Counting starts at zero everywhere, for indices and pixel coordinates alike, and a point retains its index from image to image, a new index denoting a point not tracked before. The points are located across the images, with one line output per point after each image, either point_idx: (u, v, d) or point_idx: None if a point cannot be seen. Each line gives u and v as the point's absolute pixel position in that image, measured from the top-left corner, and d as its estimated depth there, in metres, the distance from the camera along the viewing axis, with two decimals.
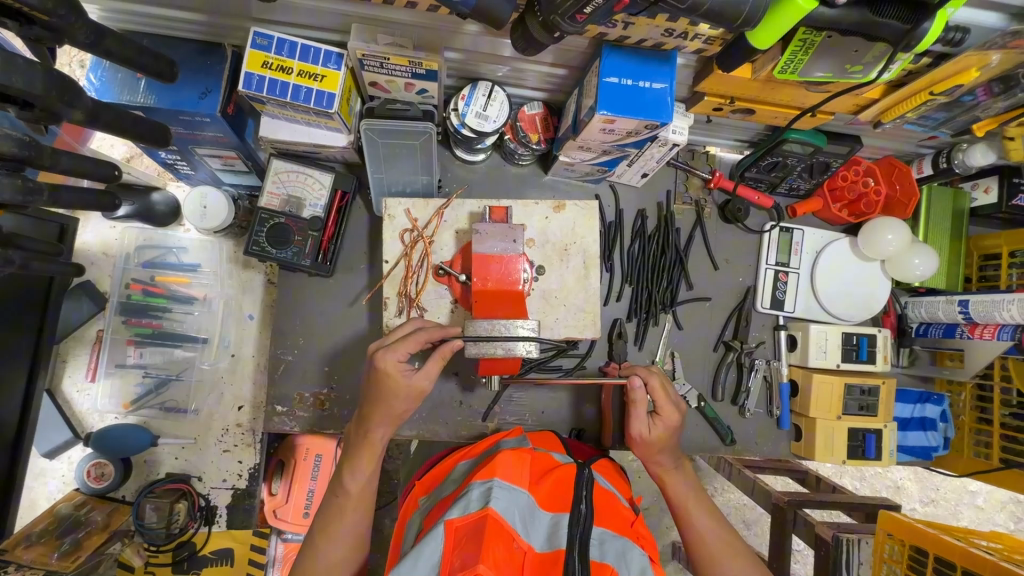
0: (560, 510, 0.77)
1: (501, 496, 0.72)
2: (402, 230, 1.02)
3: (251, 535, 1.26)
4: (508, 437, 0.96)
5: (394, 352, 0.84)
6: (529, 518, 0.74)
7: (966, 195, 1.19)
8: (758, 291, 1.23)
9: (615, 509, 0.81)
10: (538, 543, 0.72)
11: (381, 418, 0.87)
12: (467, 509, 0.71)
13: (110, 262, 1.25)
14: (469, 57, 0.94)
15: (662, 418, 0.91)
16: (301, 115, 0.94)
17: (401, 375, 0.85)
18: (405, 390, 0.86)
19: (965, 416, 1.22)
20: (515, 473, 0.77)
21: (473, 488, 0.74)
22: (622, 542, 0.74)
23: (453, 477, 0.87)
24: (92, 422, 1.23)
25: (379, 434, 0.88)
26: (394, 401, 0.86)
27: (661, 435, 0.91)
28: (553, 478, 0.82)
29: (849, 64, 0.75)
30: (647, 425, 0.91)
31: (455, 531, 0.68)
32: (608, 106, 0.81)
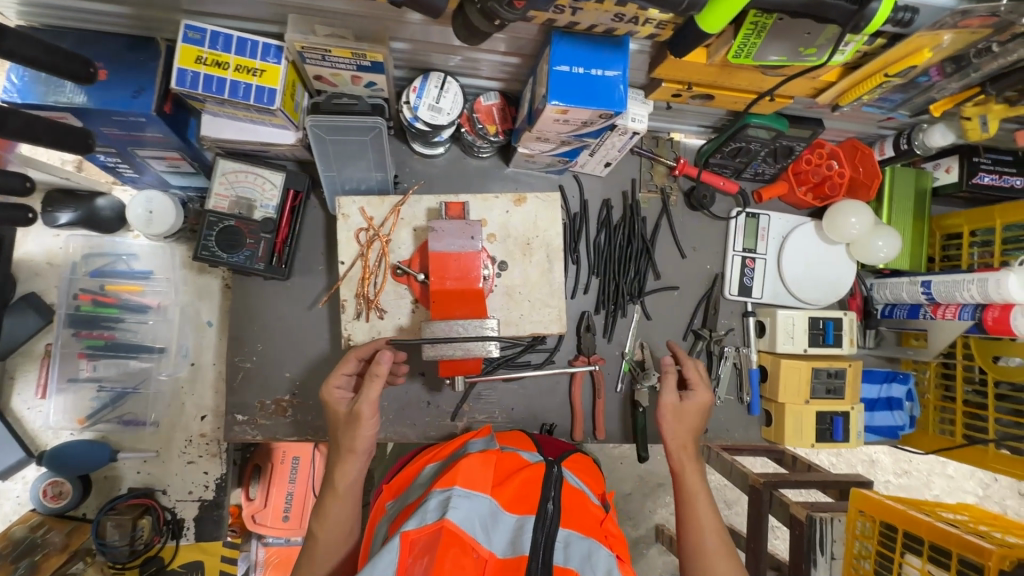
0: (526, 512, 0.75)
1: (460, 505, 0.70)
2: (357, 230, 0.98)
3: (222, 547, 1.23)
4: (476, 437, 0.93)
5: (338, 385, 0.89)
6: (491, 523, 0.72)
7: (928, 175, 1.20)
8: (726, 278, 1.22)
9: (585, 508, 0.80)
10: (501, 548, 0.71)
11: (346, 450, 0.84)
12: (424, 519, 0.69)
13: (55, 273, 1.20)
14: (418, 47, 0.90)
15: (692, 406, 0.98)
16: (243, 112, 0.89)
17: (340, 403, 0.88)
18: (347, 416, 0.85)
19: (930, 394, 1.23)
20: (478, 477, 0.75)
21: (431, 497, 0.72)
22: (588, 544, 0.72)
23: (419, 482, 0.85)
24: (46, 439, 1.18)
25: (356, 469, 0.84)
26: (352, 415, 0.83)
27: (694, 423, 0.97)
28: (520, 479, 0.79)
29: (803, 47, 0.74)
30: (677, 404, 0.99)
31: (411, 543, 0.67)
32: (560, 95, 0.78)
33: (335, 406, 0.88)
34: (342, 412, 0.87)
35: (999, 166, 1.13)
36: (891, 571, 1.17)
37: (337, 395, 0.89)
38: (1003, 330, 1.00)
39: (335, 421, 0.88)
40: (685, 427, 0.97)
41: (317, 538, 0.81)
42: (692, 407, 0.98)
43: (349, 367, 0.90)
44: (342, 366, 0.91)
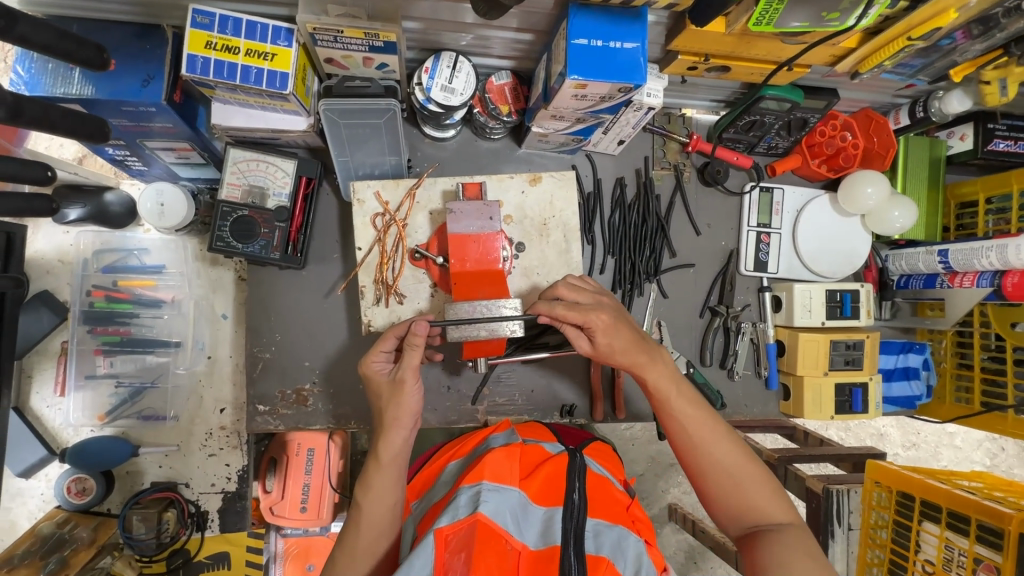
0: (553, 504, 0.77)
1: (490, 499, 0.72)
2: (374, 215, 0.98)
3: (246, 537, 1.25)
4: (496, 431, 0.94)
5: (377, 359, 0.87)
6: (521, 515, 0.74)
7: (942, 144, 1.19)
8: (741, 254, 1.22)
9: (611, 494, 0.82)
10: (532, 540, 0.73)
11: (390, 420, 0.83)
12: (456, 515, 0.71)
13: (67, 271, 1.19)
14: (429, 26, 0.89)
15: (608, 339, 0.84)
16: (254, 98, 0.88)
17: (381, 374, 0.87)
18: (390, 384, 0.84)
19: (946, 363, 1.24)
20: (505, 470, 0.77)
21: (461, 493, 0.73)
22: (617, 532, 0.75)
23: (444, 479, 0.86)
24: (67, 437, 1.18)
25: (401, 437, 0.83)
26: (399, 398, 0.83)
27: (625, 348, 0.84)
28: (545, 472, 0.81)
29: (825, 12, 0.73)
30: (597, 346, 0.85)
31: (445, 540, 0.68)
32: (579, 70, 0.77)
33: (376, 376, 0.87)
34: (384, 382, 0.85)
35: (1014, 132, 1.13)
36: (910, 539, 1.19)
37: (377, 368, 0.87)
38: (1022, 296, 1.00)
39: (378, 393, 0.86)
40: (626, 355, 0.85)
41: (362, 510, 0.81)
42: (613, 333, 0.84)
43: (387, 344, 0.87)
44: (380, 342, 0.87)
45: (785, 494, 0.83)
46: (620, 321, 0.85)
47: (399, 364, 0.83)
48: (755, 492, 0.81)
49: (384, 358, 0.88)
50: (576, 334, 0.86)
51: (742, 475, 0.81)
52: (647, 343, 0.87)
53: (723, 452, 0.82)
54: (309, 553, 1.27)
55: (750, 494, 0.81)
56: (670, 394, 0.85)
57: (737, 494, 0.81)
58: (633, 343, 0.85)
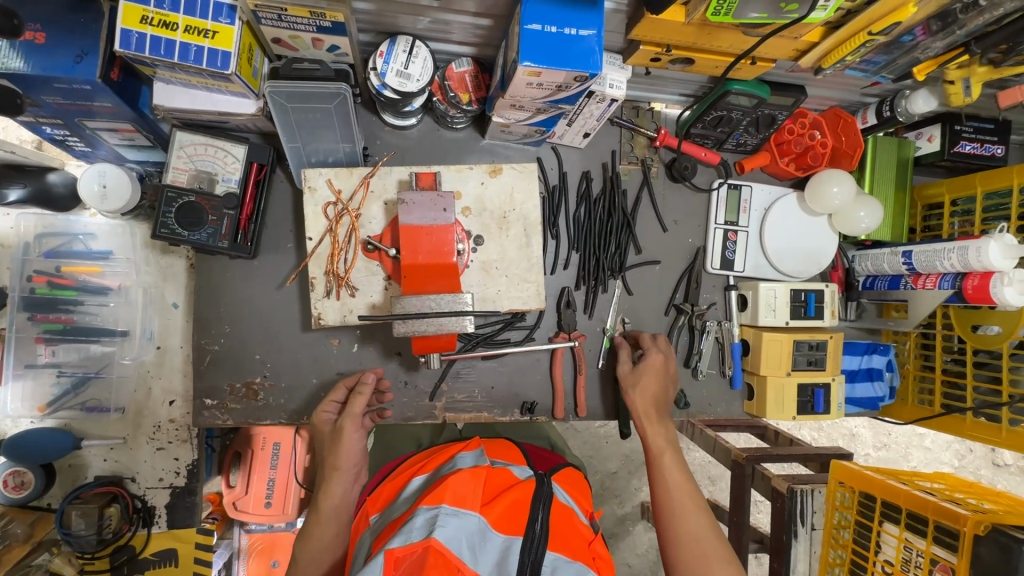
0: (513, 533, 0.76)
1: (448, 523, 0.72)
2: (326, 203, 0.94)
3: (196, 534, 1.18)
4: (466, 448, 0.92)
5: (326, 408, 0.96)
6: (478, 543, 0.73)
7: (910, 145, 1.18)
8: (707, 252, 1.20)
9: (575, 527, 0.82)
10: (487, 570, 0.72)
11: (331, 467, 0.89)
12: (409, 538, 0.71)
13: (8, 255, 1.13)
14: (383, 8, 0.85)
15: (642, 372, 1.03)
16: (196, 77, 0.84)
17: (326, 422, 0.95)
18: (331, 433, 0.93)
19: (910, 365, 1.23)
20: (467, 493, 0.78)
21: (418, 514, 0.74)
22: (575, 568, 0.75)
23: (405, 497, 0.84)
24: (5, 428, 1.14)
25: (342, 488, 0.89)
26: (340, 453, 0.90)
27: (646, 394, 1.01)
28: (510, 498, 0.80)
29: (783, 3, 0.71)
30: (632, 373, 1.04)
31: (395, 560, 0.69)
32: (532, 56, 0.74)
33: (320, 425, 0.95)
34: (326, 430, 0.94)
35: (981, 135, 1.13)
36: (870, 539, 1.19)
37: (326, 415, 0.95)
38: (982, 297, 1.00)
39: (321, 441, 0.95)
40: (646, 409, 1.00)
41: (299, 561, 0.85)
42: (643, 384, 1.02)
43: (338, 395, 0.97)
44: (332, 393, 0.97)
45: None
46: (660, 370, 1.03)
47: (342, 414, 0.93)
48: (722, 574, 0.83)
49: (331, 407, 0.96)
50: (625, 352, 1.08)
51: (712, 555, 0.84)
52: (662, 401, 1.02)
53: (702, 526, 0.87)
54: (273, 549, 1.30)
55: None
56: (663, 460, 0.94)
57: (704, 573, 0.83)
58: (658, 390, 1.02)
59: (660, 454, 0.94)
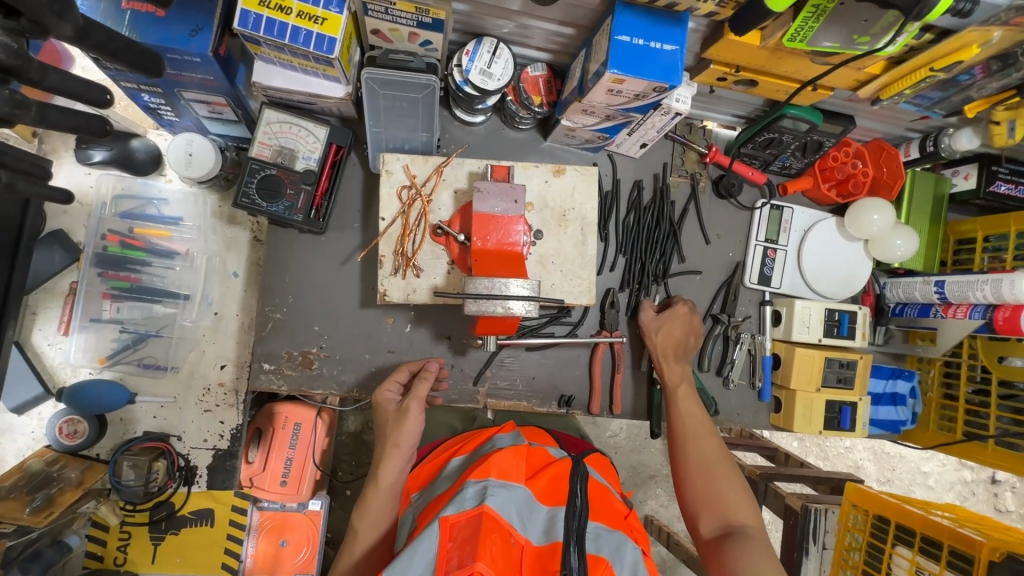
0: (557, 504, 0.81)
1: (498, 494, 0.75)
2: (400, 187, 1.00)
3: (232, 497, 1.22)
4: (502, 430, 0.94)
5: (389, 389, 1.00)
6: (526, 513, 0.78)
7: (947, 181, 1.24)
8: (746, 267, 1.26)
9: (610, 503, 0.85)
10: (535, 537, 0.77)
11: (391, 444, 0.92)
12: (462, 505, 0.74)
13: (84, 212, 1.19)
14: (476, 9, 0.92)
15: (668, 319, 1.11)
16: (299, 59, 0.90)
17: (389, 403, 0.99)
18: (396, 413, 0.96)
19: (933, 393, 1.28)
20: (512, 468, 0.80)
21: (467, 487, 0.77)
22: (617, 537, 0.79)
23: (446, 474, 0.86)
24: (64, 377, 1.17)
25: (397, 471, 0.91)
26: (392, 429, 0.94)
27: (667, 335, 1.11)
28: (550, 474, 0.84)
29: (857, 35, 0.76)
30: (656, 319, 1.12)
31: (451, 527, 0.72)
32: (619, 64, 0.80)
33: (385, 405, 0.98)
34: (390, 411, 0.97)
35: (1015, 177, 1.19)
36: (881, 561, 1.21)
37: (388, 397, 0.99)
38: (1012, 329, 1.05)
39: (383, 420, 0.98)
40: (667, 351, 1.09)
41: (357, 531, 0.88)
42: (666, 328, 1.11)
43: (401, 377, 1.02)
44: (395, 375, 1.02)
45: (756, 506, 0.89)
46: (684, 322, 1.12)
47: (407, 396, 0.96)
48: (732, 488, 0.89)
49: (395, 389, 1.00)
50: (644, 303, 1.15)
51: (723, 472, 0.91)
52: (683, 347, 1.11)
53: (714, 448, 0.94)
54: (283, 528, 1.26)
55: (725, 489, 0.89)
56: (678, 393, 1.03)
57: (715, 487, 0.90)
58: (681, 339, 1.11)
59: (676, 387, 1.04)
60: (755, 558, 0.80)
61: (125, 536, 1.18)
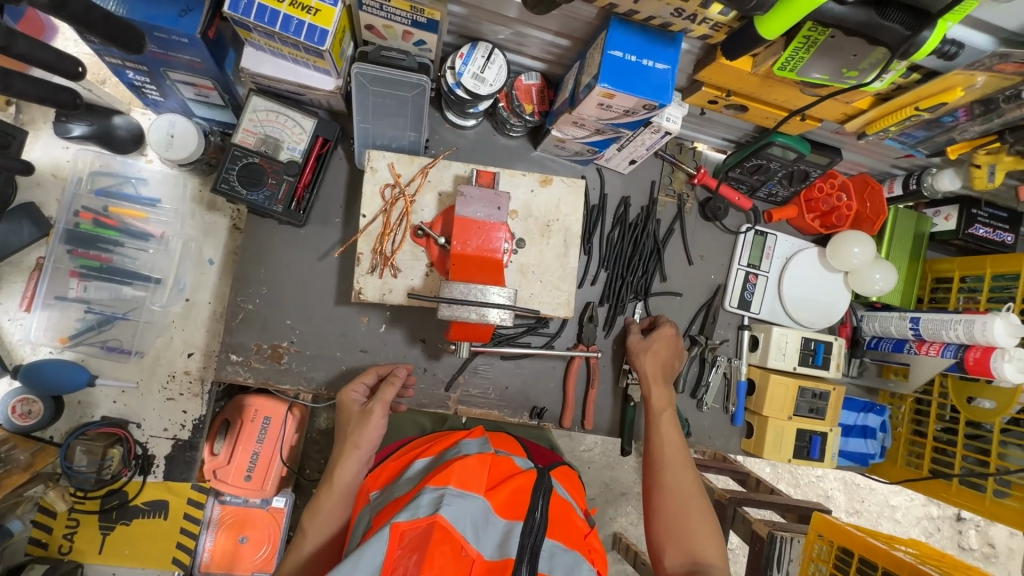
0: (515, 518, 0.79)
1: (454, 503, 0.74)
2: (384, 185, 0.98)
3: (190, 489, 1.19)
4: (469, 436, 0.92)
5: (355, 389, 0.98)
6: (481, 525, 0.76)
7: (928, 220, 1.26)
8: (727, 290, 1.26)
9: (571, 520, 0.83)
10: (488, 551, 0.74)
11: (352, 444, 0.90)
12: (416, 513, 0.72)
13: (59, 186, 1.15)
14: (473, 14, 0.91)
15: (657, 341, 1.09)
16: (289, 48, 0.88)
17: (354, 403, 0.96)
18: (360, 413, 0.93)
19: (903, 428, 1.29)
20: (472, 477, 0.79)
21: (423, 493, 0.75)
22: (572, 557, 0.77)
23: (408, 476, 0.84)
24: (23, 354, 1.13)
25: (351, 477, 0.89)
26: (353, 428, 0.92)
27: (656, 358, 1.07)
28: (512, 485, 0.82)
29: (845, 69, 0.77)
30: (644, 341, 1.10)
31: (401, 534, 0.70)
32: (610, 79, 0.80)
33: (348, 406, 0.96)
34: (354, 411, 0.94)
35: (993, 221, 1.21)
36: None
37: (353, 397, 0.97)
38: (982, 370, 1.06)
39: (346, 420, 0.95)
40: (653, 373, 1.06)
41: (306, 532, 0.85)
42: (652, 350, 1.08)
43: (367, 379, 1.00)
44: (361, 377, 1.00)
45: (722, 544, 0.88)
46: (671, 344, 1.10)
47: (372, 397, 0.94)
48: (703, 524, 0.88)
49: (361, 390, 0.98)
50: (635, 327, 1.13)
51: (695, 507, 0.90)
52: (670, 369, 1.08)
53: (688, 480, 0.93)
54: (245, 524, 1.23)
55: (695, 525, 0.88)
56: (659, 418, 1.00)
57: (685, 522, 0.88)
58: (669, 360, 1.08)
59: (660, 412, 1.01)
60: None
61: (73, 523, 1.13)
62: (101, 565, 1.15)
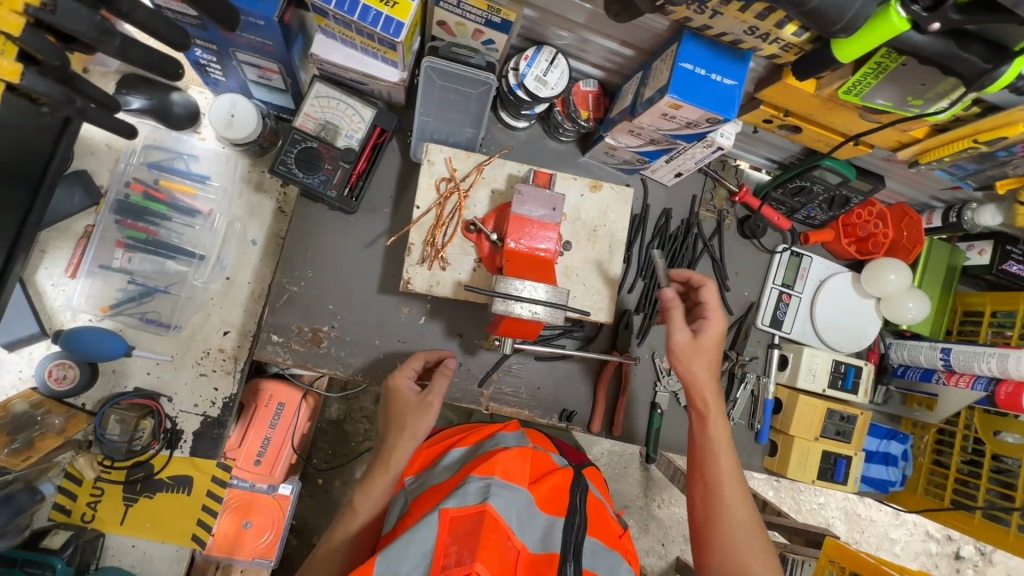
0: (556, 514, 0.79)
1: (501, 494, 0.74)
2: (439, 178, 1.00)
3: (215, 467, 1.19)
4: (506, 430, 0.93)
5: (406, 375, 0.97)
6: (526, 518, 0.77)
7: (961, 254, 1.28)
8: (760, 308, 1.27)
9: (606, 520, 0.84)
10: (532, 543, 0.75)
11: (408, 433, 0.90)
12: (464, 500, 0.73)
13: (112, 157, 1.17)
14: (543, 17, 0.93)
15: (706, 338, 0.96)
16: (362, 37, 0.90)
17: (408, 392, 0.94)
18: (418, 404, 0.92)
19: (924, 458, 1.30)
20: (516, 469, 0.79)
21: (470, 481, 0.75)
22: (613, 557, 0.78)
23: (444, 465, 0.87)
24: (63, 320, 1.13)
25: (398, 461, 0.89)
26: (408, 417, 0.91)
27: (706, 367, 0.97)
28: (551, 482, 0.83)
29: (911, 97, 0.79)
30: (693, 342, 0.96)
31: (451, 522, 0.71)
32: (679, 90, 0.82)
33: (403, 394, 0.94)
34: (412, 401, 0.93)
35: None
36: None
37: (403, 383, 0.95)
38: (1013, 405, 1.07)
39: (399, 407, 0.93)
40: (704, 384, 0.97)
41: (356, 507, 0.87)
42: (697, 355, 0.96)
43: (416, 364, 0.99)
44: (410, 362, 0.99)
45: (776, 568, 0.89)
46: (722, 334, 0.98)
47: (429, 389, 0.94)
48: (757, 550, 0.88)
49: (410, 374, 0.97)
50: (680, 321, 0.95)
51: (749, 533, 0.89)
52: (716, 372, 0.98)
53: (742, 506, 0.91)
54: (249, 509, 1.23)
55: (750, 551, 0.88)
56: (711, 438, 0.96)
57: (739, 547, 0.88)
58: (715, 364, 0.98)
59: (717, 439, 0.96)
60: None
61: (97, 492, 1.13)
62: (121, 536, 1.14)
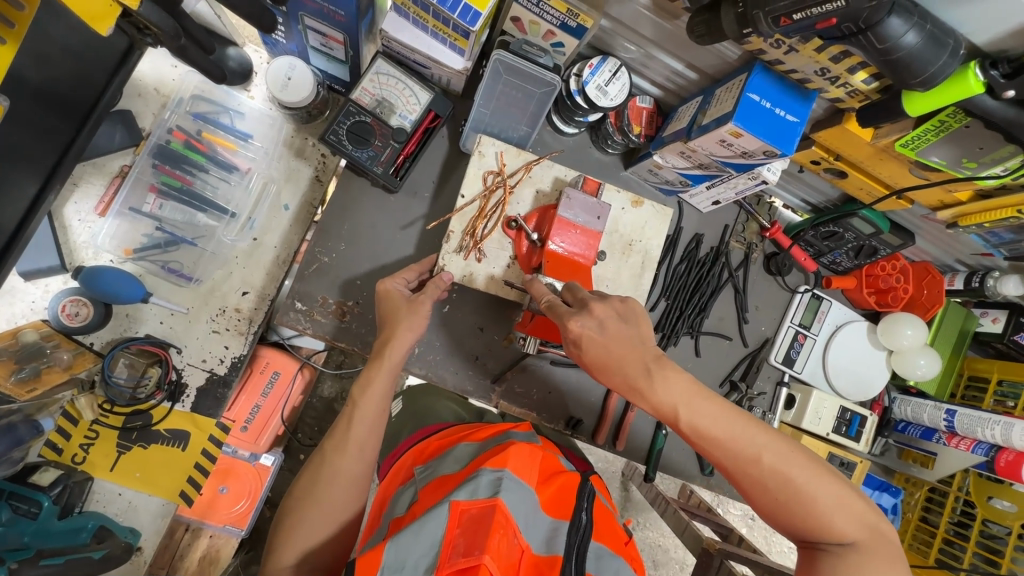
0: (560, 517, 0.79)
1: (511, 489, 0.74)
2: (488, 171, 1.00)
3: (213, 426, 1.18)
4: (517, 428, 0.93)
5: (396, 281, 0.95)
6: (533, 518, 0.76)
7: (974, 320, 1.30)
8: (775, 344, 1.28)
9: (612, 527, 0.85)
10: (536, 545, 0.74)
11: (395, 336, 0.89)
12: (475, 493, 0.72)
13: (159, 102, 1.16)
14: (615, 28, 0.95)
15: (603, 342, 0.74)
16: (435, 20, 0.90)
17: (397, 294, 0.93)
18: (407, 304, 0.91)
19: (912, 514, 1.32)
20: (525, 468, 0.79)
21: (483, 473, 0.75)
22: (618, 563, 0.78)
23: (454, 455, 0.85)
24: (84, 257, 1.11)
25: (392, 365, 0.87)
26: (402, 321, 0.89)
27: (611, 363, 0.74)
28: (559, 482, 0.83)
29: (965, 158, 0.81)
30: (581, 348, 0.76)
31: (459, 513, 0.70)
32: (744, 119, 0.83)
33: (391, 295, 0.93)
34: (400, 301, 0.91)
35: None
36: None
37: (395, 287, 0.94)
38: (1012, 473, 1.09)
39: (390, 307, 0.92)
40: (620, 364, 0.74)
41: (356, 405, 0.84)
42: (595, 343, 0.74)
43: (409, 274, 0.98)
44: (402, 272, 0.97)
45: (853, 499, 0.71)
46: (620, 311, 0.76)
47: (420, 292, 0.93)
48: (824, 498, 0.70)
49: (401, 281, 0.95)
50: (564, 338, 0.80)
51: (800, 485, 0.70)
52: (637, 350, 0.74)
53: (774, 455, 0.71)
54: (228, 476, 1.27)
55: (816, 501, 0.70)
56: (687, 406, 0.72)
57: (805, 501, 0.70)
58: (631, 342, 0.74)
59: (683, 411, 0.72)
60: (874, 569, 0.68)
61: (92, 435, 1.11)
62: (109, 483, 1.12)
